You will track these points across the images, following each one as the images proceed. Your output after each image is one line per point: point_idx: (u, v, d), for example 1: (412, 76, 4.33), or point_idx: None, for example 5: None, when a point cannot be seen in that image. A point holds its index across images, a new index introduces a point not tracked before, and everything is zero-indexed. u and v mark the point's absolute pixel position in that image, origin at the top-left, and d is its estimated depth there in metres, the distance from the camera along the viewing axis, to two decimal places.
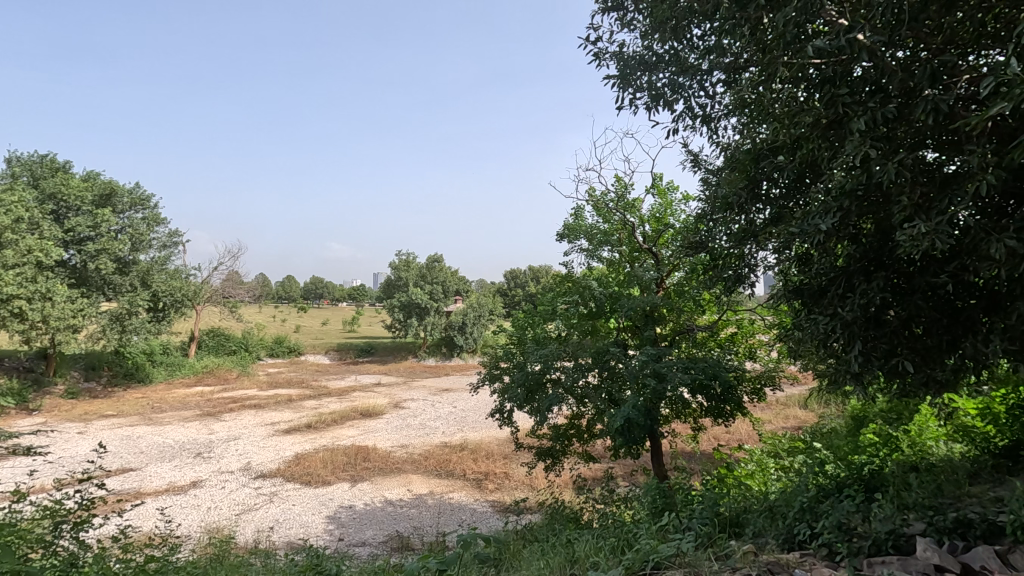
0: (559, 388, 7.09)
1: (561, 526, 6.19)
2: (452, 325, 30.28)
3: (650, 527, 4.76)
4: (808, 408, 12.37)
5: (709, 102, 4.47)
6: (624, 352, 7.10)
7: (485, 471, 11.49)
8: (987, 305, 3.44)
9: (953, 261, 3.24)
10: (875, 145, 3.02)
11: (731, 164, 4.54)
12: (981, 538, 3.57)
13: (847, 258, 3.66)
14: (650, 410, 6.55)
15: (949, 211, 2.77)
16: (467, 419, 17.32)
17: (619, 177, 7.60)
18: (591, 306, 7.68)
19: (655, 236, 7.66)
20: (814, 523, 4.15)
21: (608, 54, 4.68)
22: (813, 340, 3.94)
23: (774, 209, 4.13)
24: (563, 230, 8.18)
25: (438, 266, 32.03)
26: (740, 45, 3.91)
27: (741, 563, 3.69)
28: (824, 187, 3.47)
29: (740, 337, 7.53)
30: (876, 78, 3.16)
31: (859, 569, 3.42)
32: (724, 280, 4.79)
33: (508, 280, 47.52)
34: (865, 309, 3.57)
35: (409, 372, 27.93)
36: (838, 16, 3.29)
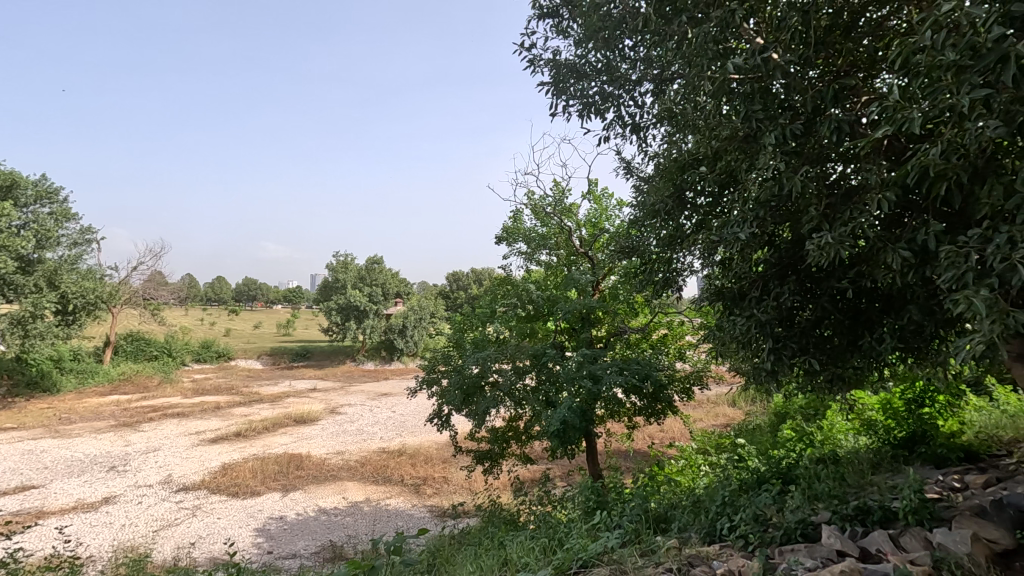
0: (497, 391, 7.12)
1: (495, 529, 6.19)
2: (392, 329, 29.72)
3: (582, 526, 4.85)
4: (735, 407, 12.98)
5: (639, 111, 4.60)
6: (561, 355, 7.26)
7: (423, 476, 11.35)
8: (885, 307, 3.72)
9: (855, 268, 3.49)
10: (784, 158, 3.21)
11: (660, 172, 4.68)
12: (878, 523, 3.86)
13: (764, 264, 3.85)
14: (586, 411, 6.69)
15: (850, 222, 2.98)
16: (406, 423, 17.05)
17: (556, 182, 7.75)
18: (529, 309, 7.76)
19: (590, 240, 7.85)
20: (733, 516, 4.36)
21: (541, 60, 4.73)
22: (734, 340, 4.17)
23: (699, 216, 4.30)
24: (502, 234, 8.25)
25: (379, 268, 31.37)
26: (667, 58, 4.04)
27: (664, 557, 3.81)
28: (742, 196, 3.65)
29: (670, 338, 7.81)
30: (788, 96, 3.36)
31: (770, 557, 3.62)
32: (653, 282, 4.99)
33: (450, 283, 47.23)
34: (779, 311, 3.80)
35: (347, 377, 27.22)
36: (752, 37, 3.49)
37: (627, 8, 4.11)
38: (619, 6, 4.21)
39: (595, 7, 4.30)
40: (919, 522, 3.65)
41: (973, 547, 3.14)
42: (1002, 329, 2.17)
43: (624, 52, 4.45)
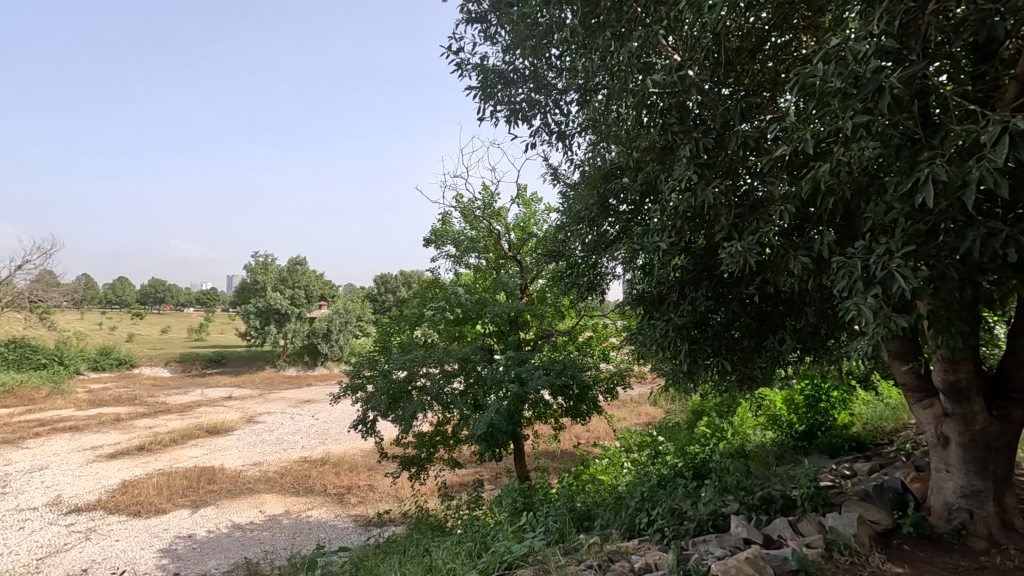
0: (425, 395, 7.05)
1: (421, 536, 6.10)
2: (316, 333, 28.60)
3: (507, 528, 4.90)
4: (656, 405, 13.56)
5: (565, 120, 4.69)
6: (489, 358, 7.30)
7: (347, 485, 10.99)
8: (787, 310, 4.01)
9: (760, 274, 3.73)
10: (698, 171, 3.39)
11: (585, 179, 4.81)
12: (780, 511, 4.15)
13: (681, 270, 4.04)
14: (513, 414, 6.76)
15: (755, 232, 3.18)
16: (330, 431, 16.45)
17: (485, 186, 7.78)
18: (457, 312, 7.60)
19: (519, 244, 7.93)
20: (651, 511, 4.55)
21: (468, 64, 4.73)
22: (654, 342, 4.36)
23: (621, 223, 4.45)
24: (430, 236, 8.16)
25: (302, 270, 30.15)
26: (591, 70, 4.16)
27: (586, 554, 3.92)
28: (661, 205, 3.81)
29: (595, 341, 8.02)
30: (703, 112, 3.54)
31: (684, 548, 3.81)
32: (579, 286, 5.11)
33: (378, 286, 46.15)
34: (694, 315, 4.01)
35: (267, 384, 25.90)
36: (669, 54, 3.66)
37: (554, 18, 4.19)
38: (546, 16, 4.28)
39: (523, 16, 4.35)
40: (814, 508, 3.97)
41: (859, 527, 3.45)
42: (882, 331, 2.40)
43: (550, 61, 4.53)
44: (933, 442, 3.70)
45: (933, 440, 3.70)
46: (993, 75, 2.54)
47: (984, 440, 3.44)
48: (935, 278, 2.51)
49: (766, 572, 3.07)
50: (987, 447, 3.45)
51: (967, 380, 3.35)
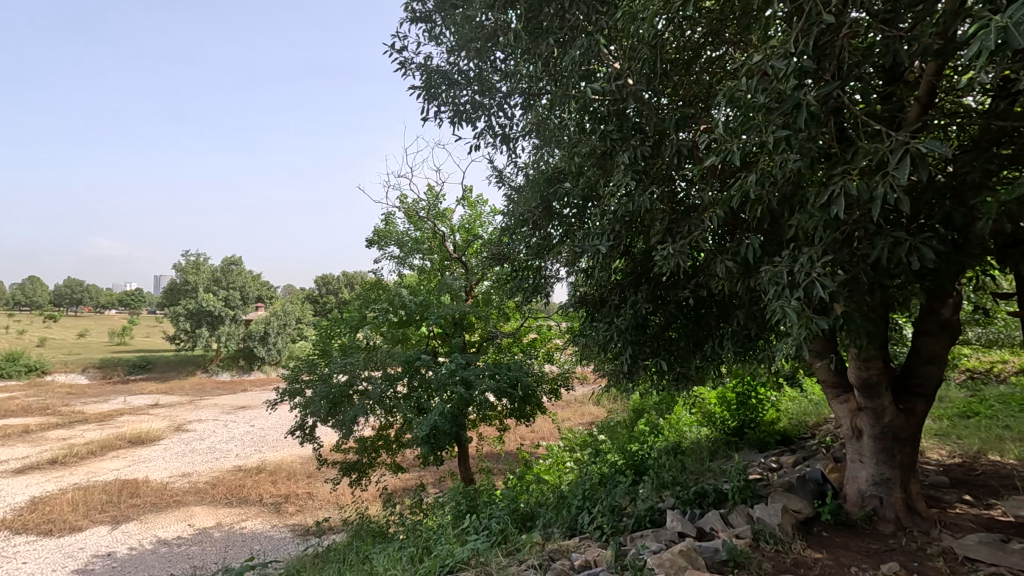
0: (367, 399, 6.90)
1: (362, 543, 5.97)
2: (252, 336, 27.36)
3: (450, 532, 4.87)
4: (599, 405, 13.84)
5: (509, 123, 4.71)
6: (434, 360, 7.24)
7: (285, 493, 10.59)
8: (720, 312, 4.19)
9: (695, 278, 3.88)
10: (636, 178, 3.50)
11: (529, 182, 4.85)
12: (712, 505, 4.34)
13: (622, 274, 4.15)
14: (457, 416, 6.74)
15: (689, 237, 3.31)
16: (267, 438, 15.79)
17: (430, 187, 7.72)
18: (401, 314, 7.56)
19: (464, 246, 7.90)
20: (592, 509, 4.65)
21: (412, 64, 4.66)
22: (597, 344, 4.45)
23: (565, 226, 4.52)
24: (373, 236, 8.02)
25: (237, 270, 28.83)
26: (535, 75, 4.20)
27: (528, 554, 3.96)
28: (602, 210, 3.90)
29: (539, 342, 8.09)
30: (642, 122, 3.65)
31: (622, 543, 3.93)
32: (524, 288, 5.13)
33: (319, 287, 44.77)
34: (634, 318, 4.12)
35: (198, 390, 24.56)
36: (609, 62, 3.76)
37: (498, 22, 4.20)
38: (490, 19, 4.29)
39: (468, 18, 4.34)
40: (744, 500, 4.17)
41: (783, 517, 3.65)
42: (803, 332, 2.55)
43: (495, 64, 4.54)
44: (848, 434, 3.97)
45: (848, 432, 3.97)
46: (898, 96, 2.76)
47: (892, 431, 3.73)
48: (849, 282, 2.70)
49: (698, 564, 3.20)
50: (894, 437, 3.74)
51: (878, 376, 3.61)
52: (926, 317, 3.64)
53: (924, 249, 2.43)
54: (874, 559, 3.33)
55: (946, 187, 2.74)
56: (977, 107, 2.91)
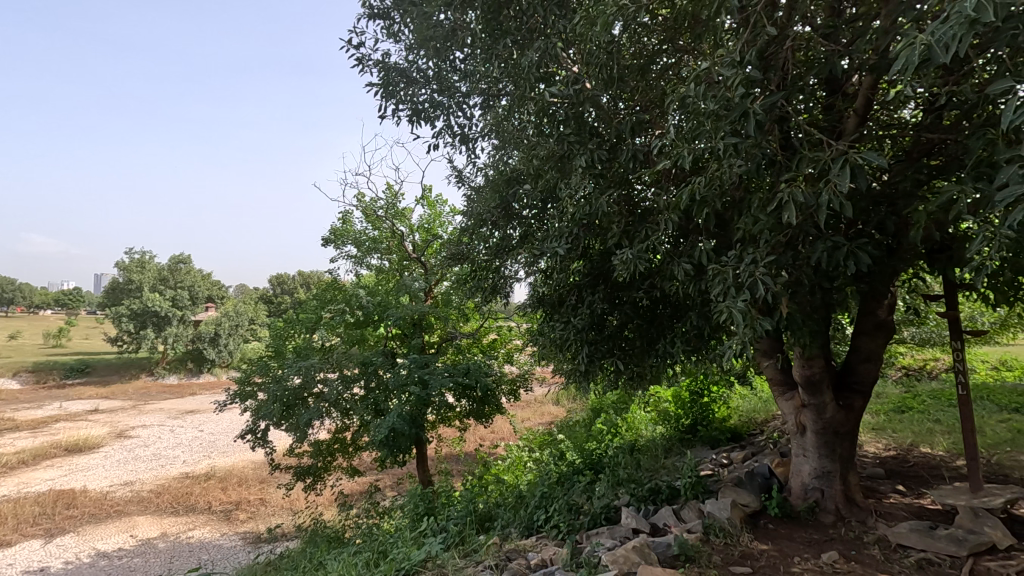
0: (322, 402, 6.76)
1: (316, 548, 5.84)
2: (202, 337, 26.32)
3: (407, 535, 4.83)
4: (559, 405, 13.96)
5: (468, 123, 4.68)
6: (392, 361, 7.15)
7: (235, 500, 10.24)
8: (674, 312, 4.29)
9: (650, 279, 3.96)
10: (592, 180, 3.54)
11: (488, 183, 4.84)
12: (666, 501, 4.44)
13: (580, 275, 4.20)
14: (415, 418, 6.68)
15: (644, 240, 3.38)
16: (217, 443, 15.22)
17: (389, 186, 7.62)
18: (358, 314, 7.44)
19: (423, 245, 7.83)
20: (548, 508, 4.70)
21: (368, 61, 4.58)
22: (555, 344, 4.48)
23: (524, 227, 4.53)
24: (329, 235, 7.85)
25: (186, 269, 27.74)
26: (494, 76, 4.18)
27: (485, 555, 3.97)
28: (560, 211, 3.93)
29: (499, 343, 8.08)
30: (598, 125, 3.70)
31: (578, 542, 3.98)
32: (482, 289, 5.00)
33: (274, 287, 43.48)
34: (592, 319, 4.18)
35: (142, 394, 23.46)
36: (567, 65, 3.80)
37: (457, 21, 4.16)
38: (449, 18, 4.24)
39: (426, 17, 4.30)
40: (696, 495, 4.29)
41: (732, 511, 3.78)
42: (749, 332, 2.65)
43: (454, 64, 4.45)
44: (793, 430, 4.14)
45: (793, 428, 4.14)
46: (837, 107, 2.90)
47: (832, 426, 3.92)
48: (792, 284, 2.81)
49: (651, 559, 3.27)
50: (835, 432, 3.93)
51: (820, 373, 3.78)
52: (864, 318, 3.84)
53: (860, 254, 2.56)
54: (815, 548, 3.49)
55: (882, 195, 2.90)
56: (909, 120, 3.09)
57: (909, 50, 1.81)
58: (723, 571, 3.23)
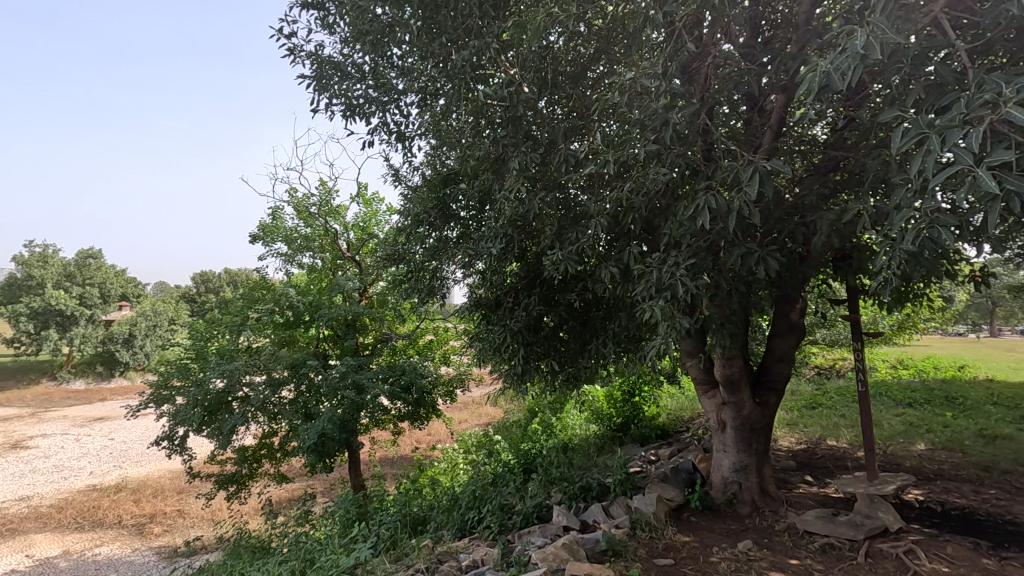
0: (247, 406, 6.46)
1: (238, 560, 5.56)
2: (113, 339, 24.42)
3: (337, 541, 4.69)
4: (496, 406, 13.98)
5: (404, 120, 4.58)
6: (323, 363, 6.92)
7: (149, 513, 9.57)
8: (606, 314, 4.41)
9: (582, 281, 4.05)
10: (526, 183, 3.59)
11: (425, 182, 4.78)
12: (596, 497, 4.56)
13: (515, 277, 4.23)
14: (348, 422, 6.50)
15: (576, 243, 3.44)
16: (129, 451, 14.17)
17: (323, 182, 7.38)
18: (288, 315, 7.15)
19: (358, 244, 7.64)
20: (482, 509, 4.71)
21: (301, 51, 4.39)
22: (491, 345, 4.48)
23: (461, 228, 4.51)
24: (258, 232, 7.51)
25: (96, 265, 25.84)
26: (431, 75, 4.12)
27: (415, 558, 3.92)
28: (495, 213, 3.94)
29: (436, 344, 7.99)
30: (534, 129, 3.73)
31: (510, 541, 4.02)
32: (419, 290, 4.87)
33: (196, 285, 41.06)
34: (527, 320, 4.21)
35: (43, 401, 21.46)
36: (505, 68, 3.82)
37: (394, 17, 4.08)
38: (387, 13, 4.14)
39: (362, 10, 4.18)
40: (624, 491, 4.42)
41: (657, 506, 3.92)
42: (671, 333, 2.76)
43: (391, 60, 4.34)
44: (714, 426, 4.35)
45: (714, 424, 4.36)
46: (754, 124, 3.09)
47: (749, 422, 4.16)
48: (711, 288, 2.97)
49: (579, 555, 3.33)
50: (751, 428, 4.17)
51: (738, 373, 4.01)
52: (778, 320, 4.11)
53: (772, 260, 2.74)
54: (732, 538, 3.69)
55: (792, 207, 3.10)
56: (818, 137, 3.33)
57: (811, 74, 1.95)
58: (648, 563, 3.36)
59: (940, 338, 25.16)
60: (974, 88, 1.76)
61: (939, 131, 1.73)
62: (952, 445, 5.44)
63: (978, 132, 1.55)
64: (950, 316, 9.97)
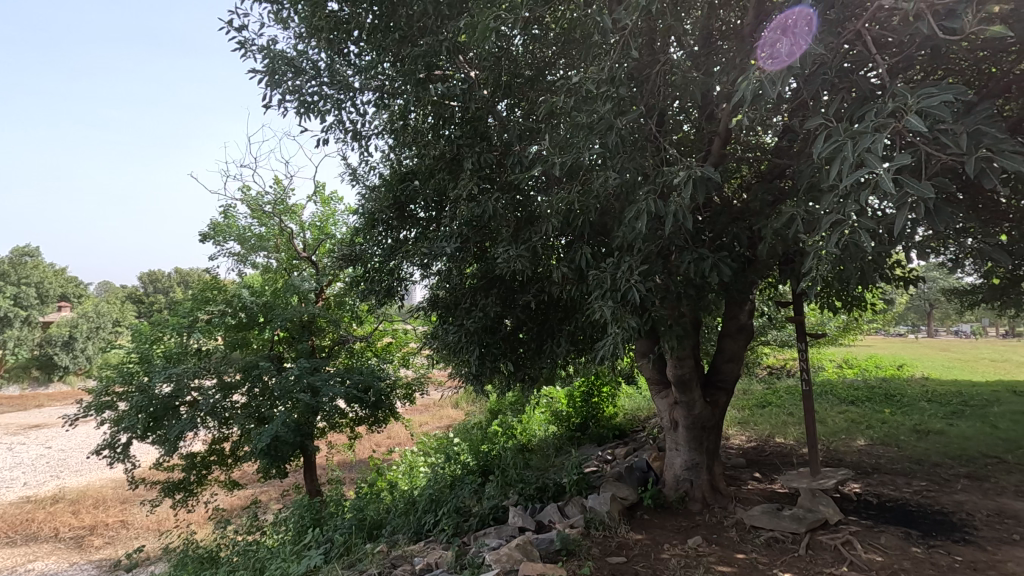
0: (197, 411, 6.24)
1: (183, 571, 5.35)
2: (52, 342, 23.09)
3: (288, 548, 4.58)
4: (457, 407, 13.90)
5: (361, 119, 4.49)
6: (278, 366, 6.74)
7: (90, 524, 9.10)
8: (563, 315, 4.44)
9: (538, 283, 4.07)
10: (480, 184, 3.59)
11: (381, 182, 4.70)
12: (552, 498, 4.59)
13: (473, 278, 4.22)
14: (302, 425, 6.35)
15: (530, 244, 3.46)
16: (68, 461, 13.42)
17: (278, 180, 7.19)
18: (241, 316, 6.95)
19: (314, 244, 7.47)
20: (438, 512, 4.68)
21: (252, 44, 4.26)
22: (448, 346, 4.45)
23: (419, 230, 4.45)
24: (208, 230, 7.26)
25: (32, 264, 24.41)
26: (386, 73, 4.06)
27: (369, 563, 3.87)
28: (451, 213, 3.91)
29: (395, 346, 7.89)
30: (488, 131, 3.74)
31: (465, 543, 4.02)
32: (376, 292, 4.72)
33: (145, 285, 39.30)
34: (484, 322, 4.20)
35: None
36: (462, 69, 3.81)
37: (349, 13, 4.00)
38: (344, 9, 4.06)
39: (317, 6, 4.09)
40: (579, 492, 4.47)
41: (610, 505, 3.98)
42: (621, 334, 2.81)
43: (348, 57, 4.23)
44: (667, 425, 4.45)
45: (667, 423, 4.45)
46: (701, 131, 3.19)
47: (700, 422, 4.26)
48: (661, 291, 3.04)
49: (533, 555, 3.35)
50: (701, 427, 4.27)
51: (689, 373, 4.11)
52: (728, 321, 4.24)
53: (718, 264, 2.83)
54: (682, 535, 3.78)
55: (738, 213, 3.22)
56: (762, 145, 3.45)
57: (748, 84, 2.03)
58: (601, 562, 3.40)
59: (881, 338, 26.51)
60: (889, 99, 1.88)
61: (860, 141, 1.82)
62: (889, 441, 5.72)
63: (888, 140, 1.64)
64: (891, 317, 10.44)
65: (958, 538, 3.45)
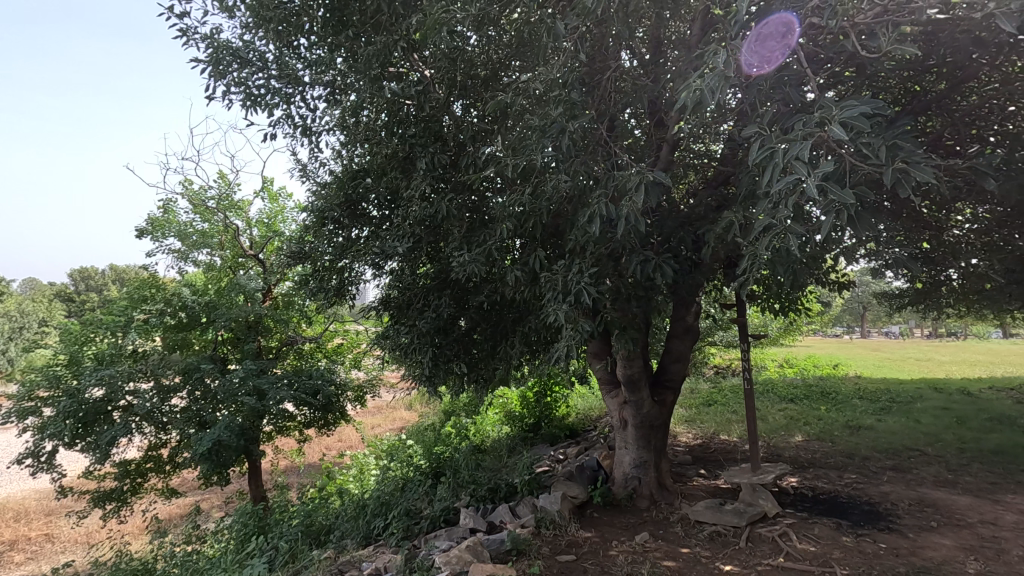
0: (131, 416, 5.91)
1: None
2: None
3: (230, 557, 4.40)
4: (411, 409, 13.72)
5: (310, 114, 4.36)
6: (221, 369, 6.47)
7: (10, 539, 8.47)
8: (517, 316, 4.45)
9: (492, 284, 4.07)
10: (433, 184, 3.56)
11: (332, 179, 4.58)
12: (504, 498, 4.60)
13: (427, 279, 4.17)
14: (247, 429, 6.12)
15: (483, 245, 3.46)
16: None
17: (222, 174, 6.91)
18: (182, 316, 6.64)
19: (261, 242, 7.22)
20: (388, 516, 4.61)
21: (194, 32, 4.08)
22: (400, 347, 4.37)
23: (372, 228, 4.36)
24: (146, 225, 6.90)
25: None
26: (337, 68, 3.97)
27: (315, 570, 3.76)
28: (403, 211, 3.86)
29: (346, 347, 7.71)
30: (442, 131, 3.72)
31: (415, 546, 3.97)
32: (325, 292, 4.59)
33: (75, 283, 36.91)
34: (437, 322, 4.15)
35: None
36: (416, 68, 3.77)
37: (299, 5, 3.88)
38: (293, 1, 3.94)
39: None
40: (530, 492, 4.50)
41: (560, 504, 4.02)
42: (572, 335, 2.84)
43: (298, 51, 4.11)
44: (616, 424, 4.54)
45: (616, 423, 4.55)
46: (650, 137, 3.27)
47: (648, 421, 4.37)
48: (611, 293, 3.09)
49: (483, 556, 3.34)
50: (650, 426, 4.38)
51: (638, 373, 4.20)
52: (675, 323, 4.37)
53: (664, 266, 2.91)
54: (630, 531, 3.86)
55: (684, 217, 3.32)
56: (708, 153, 3.58)
57: (692, 94, 2.10)
58: (550, 561, 3.43)
59: (819, 339, 27.87)
60: (822, 113, 1.98)
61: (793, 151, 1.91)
62: (824, 436, 6.03)
63: (818, 150, 1.74)
64: (827, 319, 11.00)
65: (883, 527, 3.67)
